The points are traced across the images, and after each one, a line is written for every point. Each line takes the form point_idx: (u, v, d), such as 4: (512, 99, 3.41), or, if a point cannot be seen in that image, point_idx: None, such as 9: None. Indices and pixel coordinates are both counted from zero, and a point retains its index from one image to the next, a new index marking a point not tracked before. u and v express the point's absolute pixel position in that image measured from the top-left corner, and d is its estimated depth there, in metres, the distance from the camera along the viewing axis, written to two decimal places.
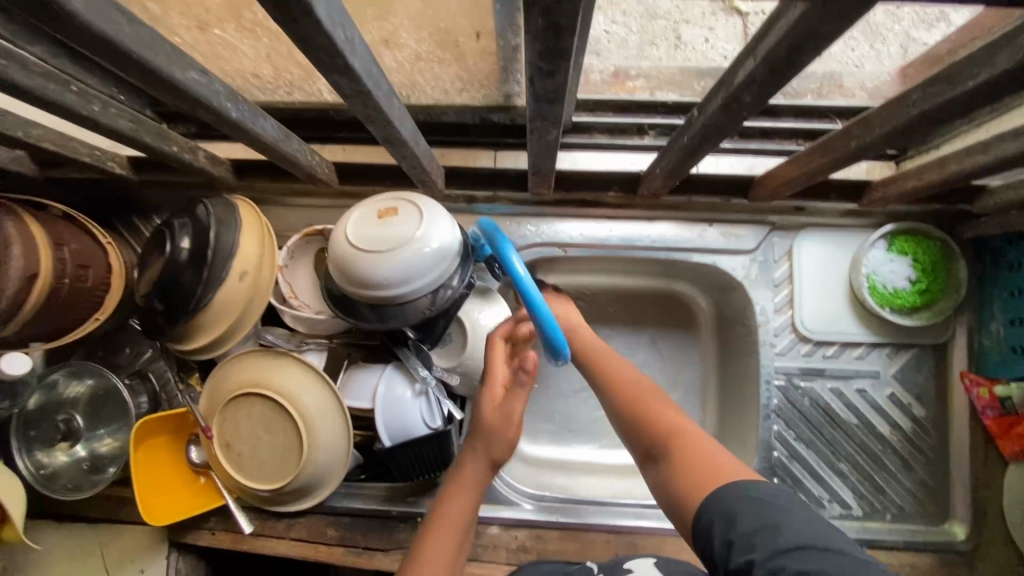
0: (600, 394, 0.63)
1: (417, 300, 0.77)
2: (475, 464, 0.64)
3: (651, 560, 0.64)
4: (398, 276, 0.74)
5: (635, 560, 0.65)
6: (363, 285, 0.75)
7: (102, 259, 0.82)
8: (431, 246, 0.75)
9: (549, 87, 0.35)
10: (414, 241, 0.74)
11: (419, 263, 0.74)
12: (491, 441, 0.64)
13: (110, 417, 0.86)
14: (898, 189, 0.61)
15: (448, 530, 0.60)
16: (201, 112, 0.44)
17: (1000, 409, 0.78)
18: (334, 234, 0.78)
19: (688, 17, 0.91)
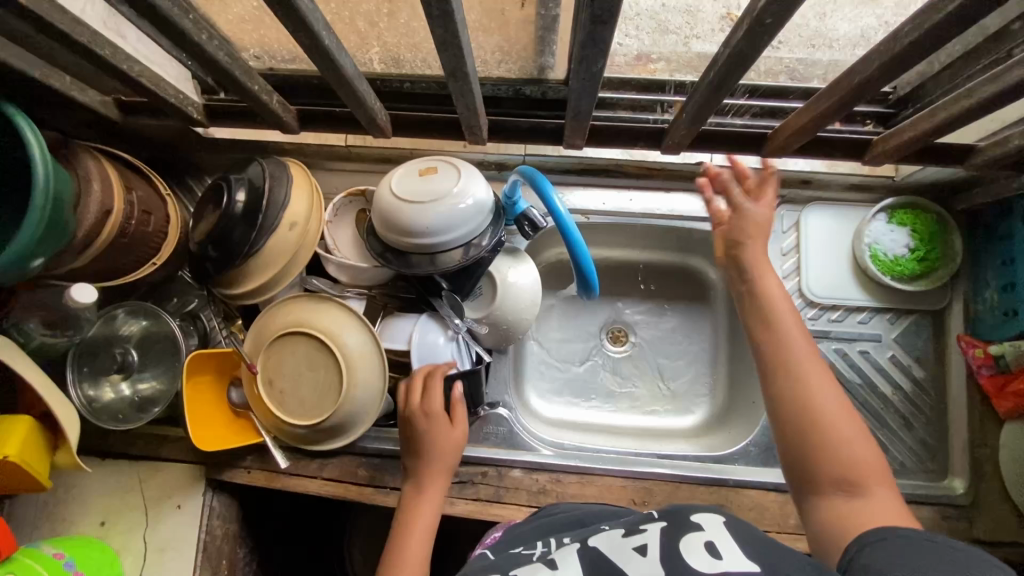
0: (778, 390, 0.58)
1: (449, 251, 0.83)
2: (440, 469, 0.76)
3: (720, 518, 0.51)
4: (434, 227, 0.80)
5: (706, 512, 0.52)
6: (405, 232, 0.82)
7: (162, 209, 0.89)
8: (464, 201, 0.81)
9: (606, 3, 0.43)
10: (450, 197, 0.81)
11: (452, 216, 0.81)
12: (451, 452, 0.77)
13: (158, 359, 0.92)
14: (896, 143, 0.68)
15: (418, 533, 0.71)
16: (300, 36, 0.52)
17: (994, 368, 0.84)
18: (379, 188, 0.85)
19: (698, 34, 0.95)
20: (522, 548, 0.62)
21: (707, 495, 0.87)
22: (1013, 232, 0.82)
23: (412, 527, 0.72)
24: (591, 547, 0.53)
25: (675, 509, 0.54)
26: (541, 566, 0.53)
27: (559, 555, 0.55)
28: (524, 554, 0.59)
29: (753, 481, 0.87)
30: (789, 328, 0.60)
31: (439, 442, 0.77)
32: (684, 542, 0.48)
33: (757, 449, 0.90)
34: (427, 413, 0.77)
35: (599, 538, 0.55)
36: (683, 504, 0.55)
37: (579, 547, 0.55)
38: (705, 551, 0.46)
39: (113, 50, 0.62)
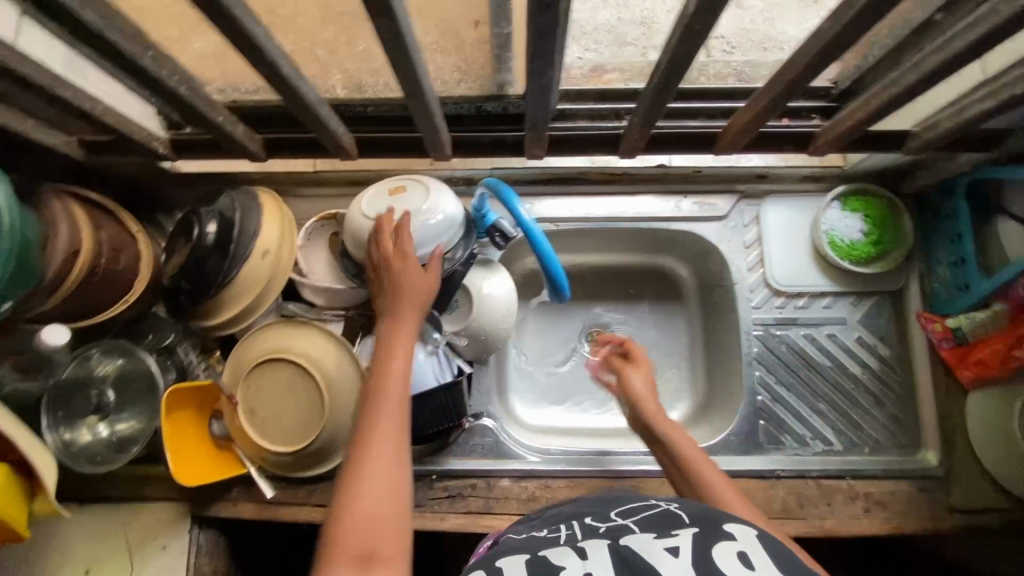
0: (713, 516, 0.66)
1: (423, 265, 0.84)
2: (408, 309, 0.77)
3: (753, 531, 0.52)
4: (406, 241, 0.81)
5: (736, 522, 0.53)
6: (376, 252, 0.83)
7: (133, 246, 0.89)
8: (435, 214, 0.83)
9: (546, 19, 0.46)
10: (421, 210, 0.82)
11: (424, 229, 0.82)
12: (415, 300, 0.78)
13: (136, 397, 0.91)
14: (836, 134, 0.72)
15: (391, 399, 0.67)
16: (258, 66, 0.54)
17: (954, 340, 0.88)
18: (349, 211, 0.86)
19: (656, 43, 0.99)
20: (545, 531, 0.58)
21: None
22: (957, 211, 0.87)
23: (386, 397, 0.67)
24: (622, 545, 0.51)
25: (705, 514, 0.55)
26: (569, 555, 0.51)
27: (587, 545, 0.52)
28: (551, 538, 0.56)
29: (737, 469, 0.89)
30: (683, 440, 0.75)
31: (410, 288, 0.77)
32: (717, 548, 0.49)
33: (738, 438, 0.92)
34: (400, 253, 0.78)
35: (629, 536, 0.52)
36: (710, 511, 0.56)
37: (609, 542, 0.52)
38: (739, 561, 0.47)
39: (73, 89, 0.63)
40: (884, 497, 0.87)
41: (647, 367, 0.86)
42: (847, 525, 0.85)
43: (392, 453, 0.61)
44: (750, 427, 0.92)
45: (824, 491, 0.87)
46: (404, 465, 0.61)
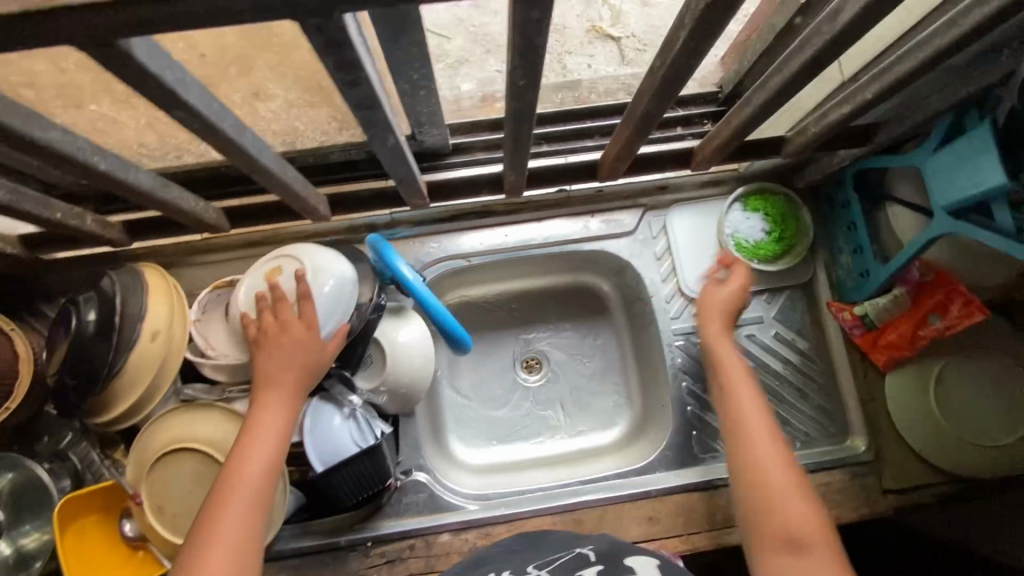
0: (735, 455, 0.65)
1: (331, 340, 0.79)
2: (287, 365, 0.73)
3: (651, 560, 0.63)
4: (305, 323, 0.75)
5: (636, 556, 0.64)
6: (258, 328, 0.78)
7: (6, 347, 0.81)
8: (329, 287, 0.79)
9: (358, 94, 0.43)
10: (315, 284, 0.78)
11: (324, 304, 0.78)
12: (298, 354, 0.73)
13: (32, 511, 0.83)
14: (712, 150, 0.72)
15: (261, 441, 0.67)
16: (72, 170, 0.49)
17: (863, 326, 0.89)
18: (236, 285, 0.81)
19: (568, 49, 1.01)
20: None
21: (634, 511, 0.87)
22: (849, 201, 0.89)
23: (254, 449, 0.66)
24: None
25: (608, 551, 0.65)
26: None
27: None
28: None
29: (674, 485, 0.89)
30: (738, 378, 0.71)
31: (293, 348, 0.73)
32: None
33: (673, 453, 0.92)
34: (282, 321, 0.74)
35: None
36: (616, 549, 0.66)
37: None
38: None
39: None
40: (820, 491, 0.88)
41: (739, 285, 0.80)
42: None
43: (252, 498, 0.63)
44: (683, 439, 0.92)
45: None
46: (261, 512, 0.64)
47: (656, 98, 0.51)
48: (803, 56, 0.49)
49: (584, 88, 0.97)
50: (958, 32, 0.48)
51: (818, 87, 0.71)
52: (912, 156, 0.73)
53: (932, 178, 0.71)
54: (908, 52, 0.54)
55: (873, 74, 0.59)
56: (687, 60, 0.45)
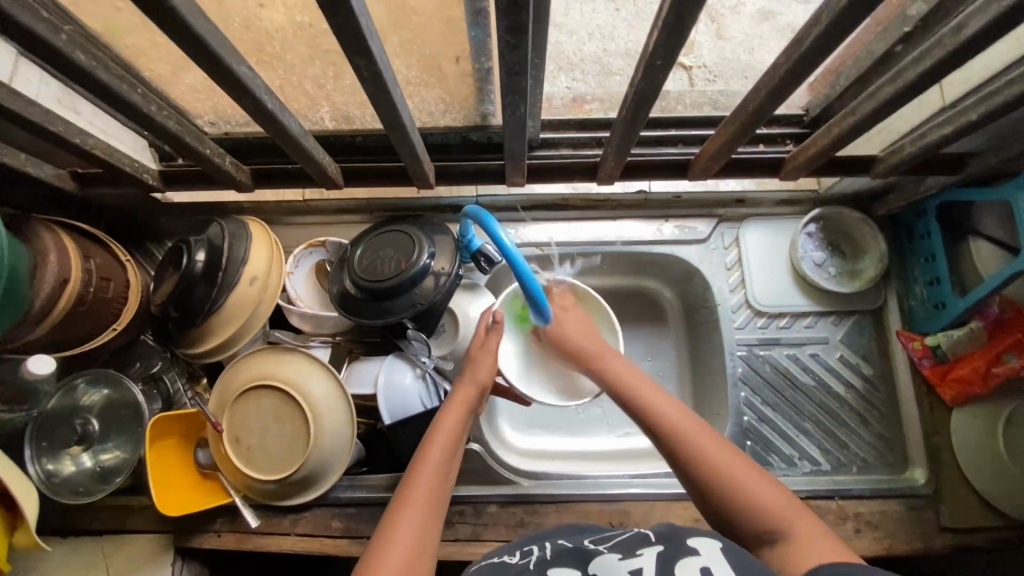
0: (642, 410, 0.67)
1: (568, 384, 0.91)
2: (468, 386, 0.73)
3: (717, 543, 0.55)
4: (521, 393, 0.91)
5: (701, 536, 0.56)
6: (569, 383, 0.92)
7: (121, 274, 0.89)
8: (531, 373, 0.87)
9: (515, 57, 0.47)
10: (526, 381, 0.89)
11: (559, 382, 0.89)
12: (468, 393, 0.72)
13: (121, 428, 0.90)
14: (802, 159, 0.73)
15: (434, 455, 0.62)
16: (243, 104, 0.55)
17: (934, 358, 0.89)
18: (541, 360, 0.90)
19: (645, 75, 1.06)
20: (514, 557, 0.61)
21: (682, 511, 0.88)
22: (930, 231, 0.89)
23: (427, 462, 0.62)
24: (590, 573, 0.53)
25: (671, 534, 0.59)
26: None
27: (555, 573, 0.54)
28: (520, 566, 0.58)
29: None
30: (657, 401, 0.67)
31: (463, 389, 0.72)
32: (679, 565, 0.52)
33: None
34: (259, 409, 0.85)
35: (597, 561, 0.55)
36: (679, 531, 0.59)
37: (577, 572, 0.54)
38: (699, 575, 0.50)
39: (66, 125, 0.65)
40: (874, 517, 0.86)
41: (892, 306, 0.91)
42: None
43: (424, 507, 0.57)
44: (737, 449, 0.92)
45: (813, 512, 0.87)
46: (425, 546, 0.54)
47: (775, 92, 0.54)
48: (927, 65, 0.51)
49: (670, 98, 1.01)
50: None
51: (917, 110, 0.73)
52: (1003, 188, 0.75)
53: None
54: (1021, 74, 0.56)
55: (982, 95, 0.60)
56: (813, 54, 0.48)
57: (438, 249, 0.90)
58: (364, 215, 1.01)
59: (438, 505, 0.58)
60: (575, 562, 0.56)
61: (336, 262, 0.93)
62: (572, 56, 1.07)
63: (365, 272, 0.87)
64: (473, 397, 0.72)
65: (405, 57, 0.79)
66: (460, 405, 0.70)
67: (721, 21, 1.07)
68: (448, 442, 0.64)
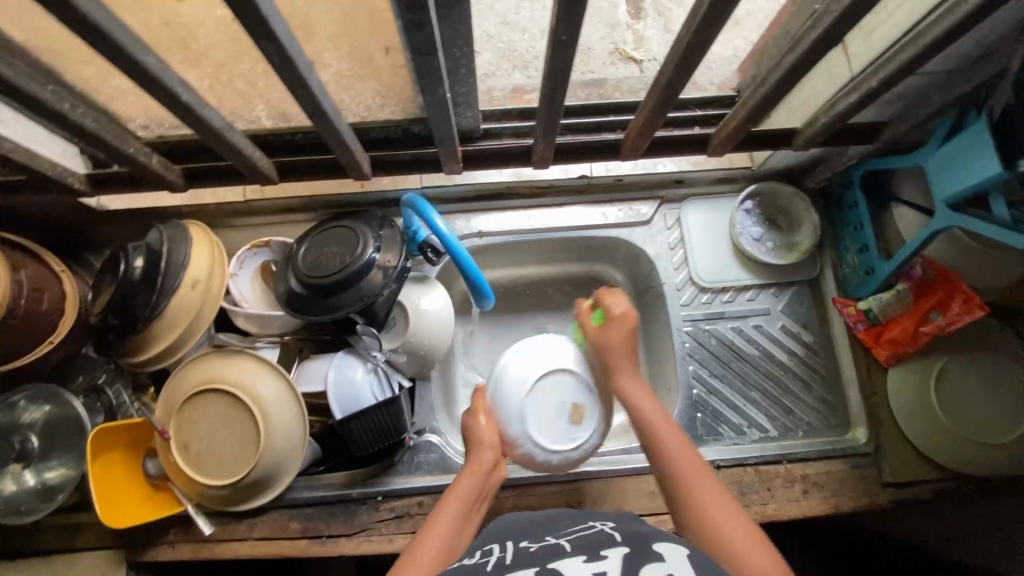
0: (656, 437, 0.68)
1: (567, 430, 0.78)
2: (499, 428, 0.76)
3: (683, 549, 0.50)
4: (501, 434, 0.77)
5: (668, 542, 0.52)
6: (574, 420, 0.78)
7: (56, 285, 0.87)
8: (518, 356, 0.80)
9: (420, 35, 0.48)
10: (500, 375, 0.80)
11: (554, 406, 0.78)
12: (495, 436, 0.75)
13: (63, 444, 0.87)
14: (725, 134, 0.75)
15: (447, 512, 0.65)
16: (157, 96, 0.55)
17: (867, 322, 0.93)
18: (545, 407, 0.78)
19: (594, 62, 1.08)
20: (472, 557, 0.55)
21: (638, 485, 0.90)
22: (857, 201, 0.93)
23: (451, 496, 0.68)
24: (551, 570, 0.48)
25: (636, 533, 0.54)
26: None
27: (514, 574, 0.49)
28: (477, 564, 0.52)
29: None
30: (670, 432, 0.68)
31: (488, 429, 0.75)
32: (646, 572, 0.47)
33: None
34: (205, 417, 0.83)
35: (559, 560, 0.50)
36: (644, 532, 0.55)
37: (536, 568, 0.49)
38: None
39: None
40: (820, 478, 0.90)
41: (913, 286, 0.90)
42: (787, 508, 0.88)
43: None
44: (689, 421, 0.94)
45: (763, 477, 0.90)
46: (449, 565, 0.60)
47: (682, 64, 0.56)
48: (821, 30, 0.54)
49: (608, 86, 1.04)
50: (956, 17, 0.53)
51: (830, 82, 0.76)
52: (913, 155, 0.79)
53: (934, 175, 0.77)
54: (910, 39, 0.59)
55: (880, 62, 0.64)
56: (710, 23, 0.50)
57: (383, 241, 0.90)
58: (308, 214, 1.01)
59: (461, 525, 0.65)
60: (533, 562, 0.51)
61: (282, 262, 0.92)
62: (525, 55, 1.07)
63: (310, 270, 0.87)
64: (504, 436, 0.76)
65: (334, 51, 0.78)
66: (472, 473, 0.71)
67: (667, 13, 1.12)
68: (477, 481, 0.70)
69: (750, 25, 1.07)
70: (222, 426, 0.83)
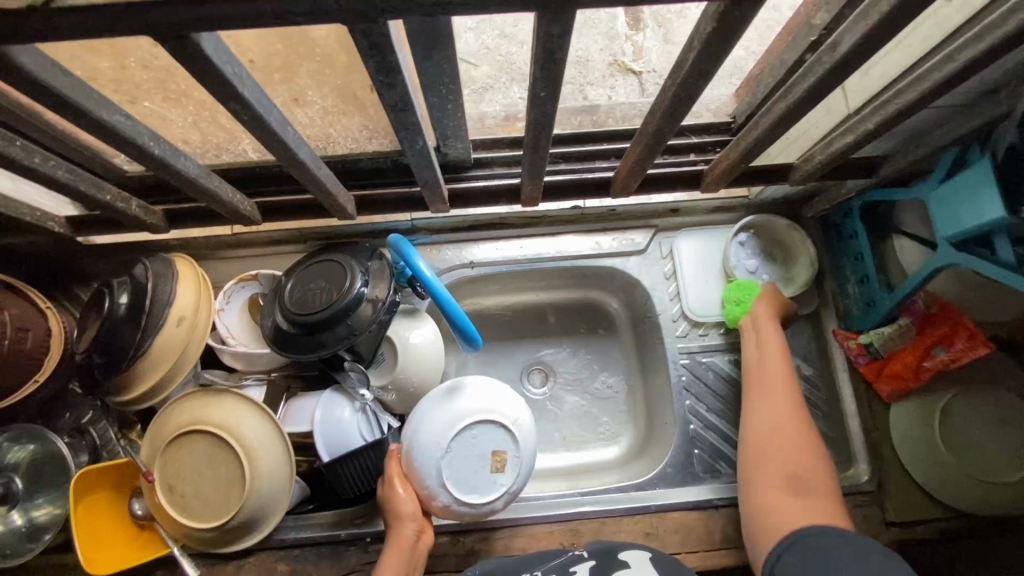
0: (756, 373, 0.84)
1: (490, 478, 0.78)
2: (410, 498, 0.78)
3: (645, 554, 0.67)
4: (422, 497, 0.79)
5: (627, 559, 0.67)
6: (497, 467, 0.78)
7: (41, 322, 0.86)
8: (430, 415, 0.78)
9: (394, 94, 0.46)
10: (411, 436, 0.79)
11: (474, 456, 0.77)
12: (409, 511, 0.77)
13: (48, 484, 0.86)
14: (718, 173, 0.74)
15: None
16: (129, 153, 0.53)
17: (869, 356, 0.90)
18: (463, 459, 0.77)
19: (590, 82, 1.07)
20: None
21: (632, 526, 0.88)
22: (857, 231, 0.91)
23: None
24: None
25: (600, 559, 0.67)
26: None
27: None
28: None
29: (674, 502, 0.89)
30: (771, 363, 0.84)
31: (400, 505, 0.78)
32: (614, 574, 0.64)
33: (674, 470, 0.92)
34: (190, 460, 0.82)
35: None
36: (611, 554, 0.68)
37: None
38: None
39: None
40: None
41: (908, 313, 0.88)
42: None
43: None
44: (685, 458, 0.92)
45: None
46: None
47: (669, 114, 0.54)
48: (812, 81, 0.51)
49: (601, 112, 1.02)
50: (955, 66, 0.51)
51: (827, 117, 0.74)
52: (915, 189, 0.77)
53: (936, 211, 0.74)
54: (908, 83, 0.57)
55: (876, 104, 0.62)
56: (696, 77, 0.48)
57: (372, 275, 0.88)
58: (297, 246, 0.99)
59: None
60: None
61: (269, 297, 0.91)
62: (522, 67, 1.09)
63: (297, 306, 0.86)
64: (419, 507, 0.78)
65: (318, 88, 0.77)
66: (397, 553, 0.76)
67: (667, 23, 1.08)
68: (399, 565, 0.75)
69: (747, 48, 1.05)
70: (206, 469, 0.81)
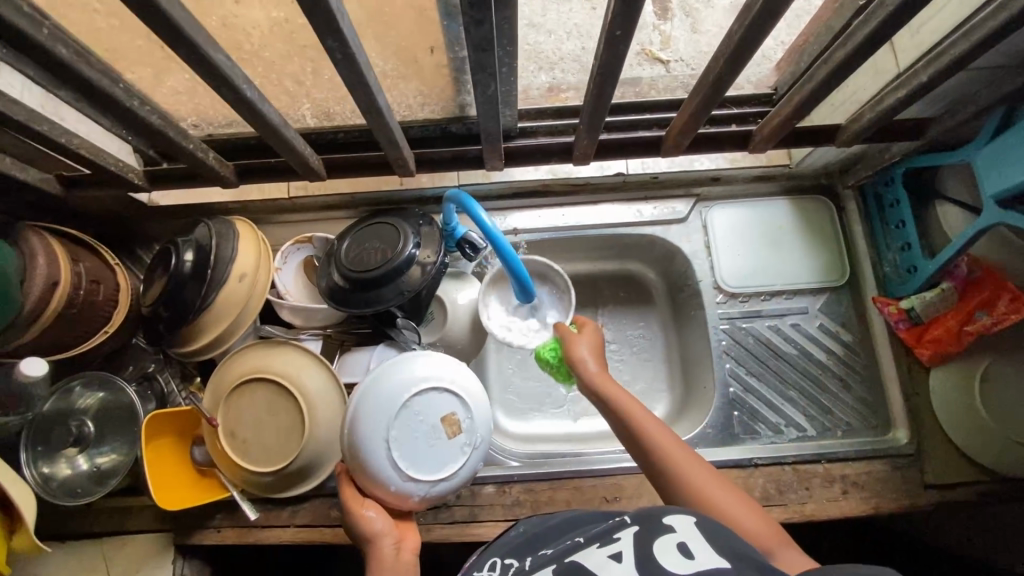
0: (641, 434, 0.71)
1: (453, 441, 0.79)
2: (377, 515, 0.77)
3: (691, 518, 0.52)
4: (392, 501, 0.78)
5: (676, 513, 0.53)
6: (452, 434, 0.79)
7: (111, 278, 0.90)
8: (366, 407, 0.78)
9: (480, 32, 0.50)
10: (355, 449, 0.77)
11: (424, 429, 0.78)
12: (379, 524, 0.75)
13: (117, 429, 0.91)
14: (769, 130, 0.76)
15: None
16: (223, 93, 0.57)
17: (909, 321, 0.91)
18: (416, 437, 0.78)
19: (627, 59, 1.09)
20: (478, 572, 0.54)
21: None
22: (899, 199, 0.92)
23: None
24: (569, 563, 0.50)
25: (645, 511, 0.55)
26: None
27: None
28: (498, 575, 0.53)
29: (715, 460, 0.90)
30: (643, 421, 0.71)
31: (370, 521, 0.75)
32: (658, 542, 0.49)
33: (714, 431, 0.94)
34: (253, 407, 0.86)
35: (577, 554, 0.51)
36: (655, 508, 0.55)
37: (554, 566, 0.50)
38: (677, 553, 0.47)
39: (49, 125, 0.66)
40: (861, 477, 0.88)
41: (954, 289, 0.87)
42: (827, 508, 0.86)
43: None
44: (725, 419, 0.94)
45: (802, 476, 0.88)
46: None
47: (732, 60, 0.57)
48: (874, 24, 0.53)
49: (644, 84, 1.04)
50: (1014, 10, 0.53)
51: (875, 78, 0.76)
52: (962, 150, 0.78)
53: (983, 170, 0.75)
54: (964, 33, 0.59)
55: (930, 56, 0.63)
56: (765, 17, 0.50)
57: (423, 237, 0.92)
58: (349, 211, 1.03)
59: None
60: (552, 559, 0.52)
61: (325, 257, 0.95)
62: None
63: (352, 263, 0.89)
64: (389, 522, 0.76)
65: (381, 52, 0.80)
66: (380, 566, 0.72)
67: (694, 12, 1.06)
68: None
69: None
70: (269, 416, 0.86)
